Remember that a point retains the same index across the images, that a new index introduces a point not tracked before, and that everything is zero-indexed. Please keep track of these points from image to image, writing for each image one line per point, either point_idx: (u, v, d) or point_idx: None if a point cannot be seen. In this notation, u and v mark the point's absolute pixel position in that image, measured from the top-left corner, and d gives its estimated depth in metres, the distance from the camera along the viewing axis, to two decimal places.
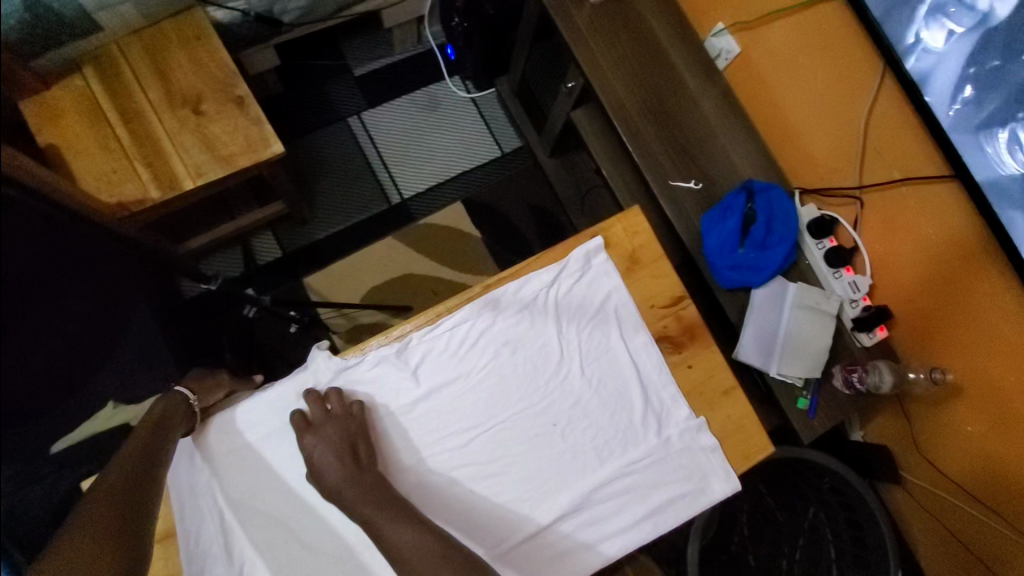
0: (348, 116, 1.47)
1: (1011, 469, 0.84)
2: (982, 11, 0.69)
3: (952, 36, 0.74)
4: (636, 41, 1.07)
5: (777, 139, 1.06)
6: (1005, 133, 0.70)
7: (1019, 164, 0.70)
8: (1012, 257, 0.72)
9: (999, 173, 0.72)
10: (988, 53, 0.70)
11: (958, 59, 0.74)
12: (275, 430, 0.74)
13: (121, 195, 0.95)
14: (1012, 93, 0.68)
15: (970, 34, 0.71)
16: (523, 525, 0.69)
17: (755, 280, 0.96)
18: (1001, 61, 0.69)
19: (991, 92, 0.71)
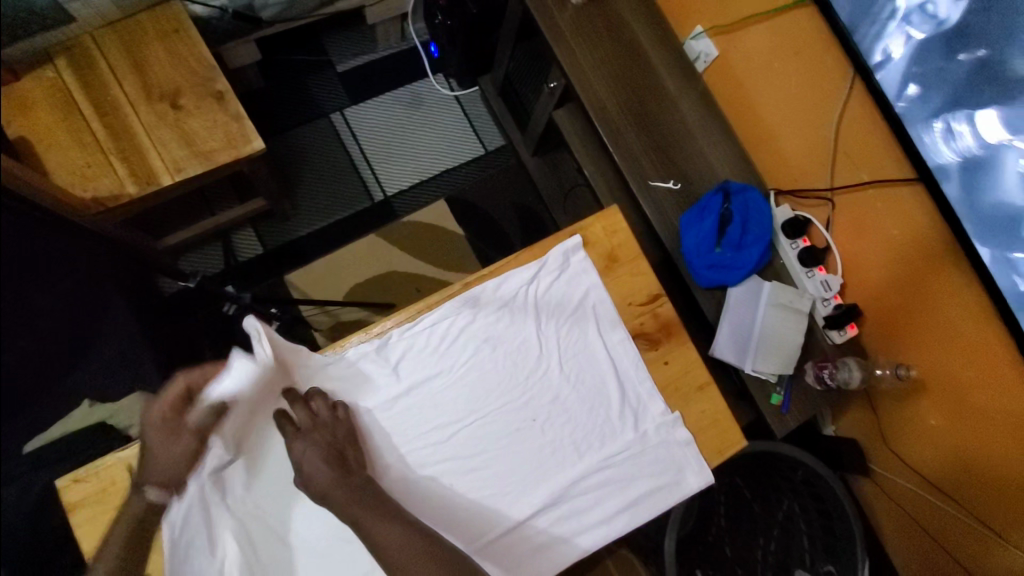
0: (331, 112, 1.47)
1: (972, 460, 0.88)
2: (931, 13, 0.73)
3: (906, 37, 0.77)
4: (617, 43, 1.09)
5: (754, 141, 1.09)
6: (944, 128, 0.75)
7: (954, 153, 0.75)
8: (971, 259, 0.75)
9: (937, 161, 0.78)
10: (932, 54, 0.74)
11: (906, 58, 0.78)
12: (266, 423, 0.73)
13: (96, 190, 0.94)
14: (952, 90, 0.73)
15: (920, 35, 0.75)
16: (502, 518, 0.70)
17: (730, 279, 0.98)
18: (944, 61, 0.73)
19: (934, 89, 0.75)
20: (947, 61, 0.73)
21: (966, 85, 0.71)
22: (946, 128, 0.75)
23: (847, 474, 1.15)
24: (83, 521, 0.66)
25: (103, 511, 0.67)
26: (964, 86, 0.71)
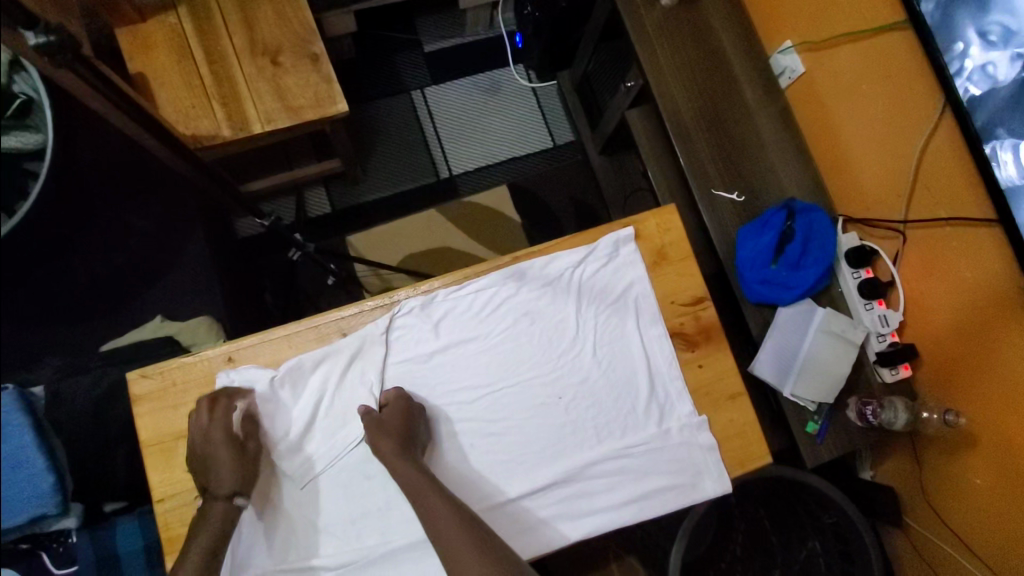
0: (412, 88, 1.53)
1: (1012, 525, 0.83)
2: (999, 45, 0.72)
3: (977, 62, 0.76)
4: (700, 49, 1.08)
5: (827, 164, 1.06)
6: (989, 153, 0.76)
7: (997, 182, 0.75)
8: None
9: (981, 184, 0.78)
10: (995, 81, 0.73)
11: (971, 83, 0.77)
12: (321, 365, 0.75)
13: (196, 129, 1.03)
14: (1001, 116, 0.73)
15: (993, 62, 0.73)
16: (519, 485, 0.73)
17: (783, 298, 0.96)
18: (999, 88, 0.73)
19: (984, 114, 0.76)
20: (1012, 110, 0.71)
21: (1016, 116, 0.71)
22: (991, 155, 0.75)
23: (878, 522, 1.11)
24: (146, 414, 0.73)
25: (164, 407, 0.74)
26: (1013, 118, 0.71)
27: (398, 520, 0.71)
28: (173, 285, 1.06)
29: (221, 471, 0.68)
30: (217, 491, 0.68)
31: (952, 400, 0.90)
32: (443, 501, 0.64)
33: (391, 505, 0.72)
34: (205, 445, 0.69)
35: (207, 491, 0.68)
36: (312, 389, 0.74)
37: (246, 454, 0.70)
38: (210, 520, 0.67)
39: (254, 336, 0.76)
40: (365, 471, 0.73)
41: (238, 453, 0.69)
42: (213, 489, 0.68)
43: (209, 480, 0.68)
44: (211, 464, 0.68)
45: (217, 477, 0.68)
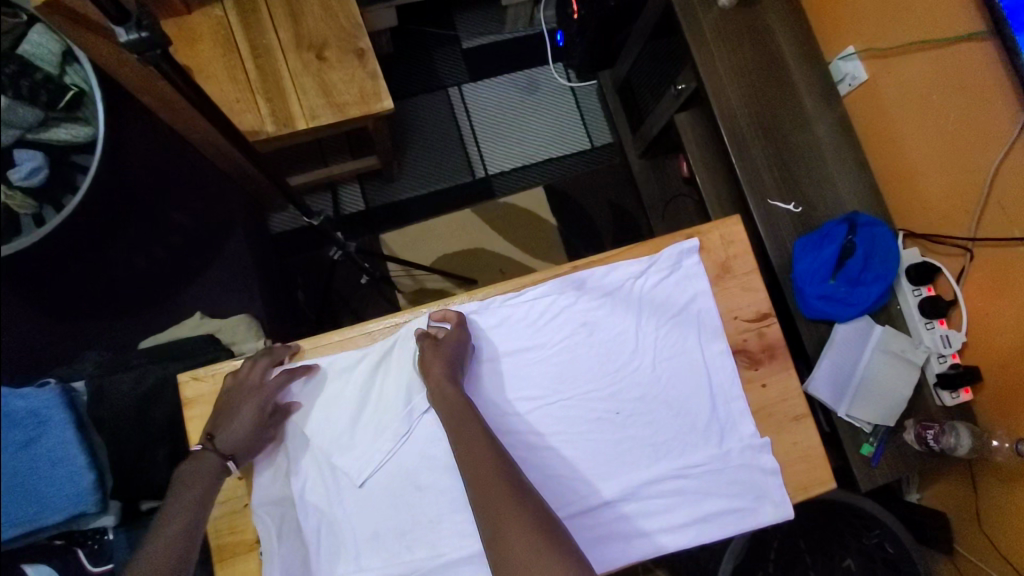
0: (449, 85, 1.51)
1: None
2: None
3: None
4: (758, 53, 1.05)
5: (888, 175, 1.02)
6: None
7: None
8: None
9: None
10: None
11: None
12: (372, 374, 0.73)
13: (241, 124, 1.01)
14: None
15: None
16: (578, 499, 0.70)
17: (841, 315, 0.93)
18: None
19: None
20: None
21: None
22: None
23: (926, 548, 1.08)
24: (194, 417, 0.71)
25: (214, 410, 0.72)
26: None
27: (447, 534, 0.68)
28: (212, 281, 1.04)
29: (236, 428, 0.67)
30: (221, 445, 0.66)
31: (1016, 427, 0.87)
32: (510, 488, 0.60)
33: (442, 519, 0.68)
34: (234, 397, 0.68)
35: (211, 439, 0.67)
36: (358, 385, 0.72)
37: (265, 428, 0.68)
38: (200, 471, 0.65)
39: (310, 339, 0.75)
40: (417, 483, 0.70)
41: (260, 421, 0.68)
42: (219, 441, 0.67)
43: (220, 429, 0.67)
44: (232, 416, 0.67)
45: (228, 431, 0.66)
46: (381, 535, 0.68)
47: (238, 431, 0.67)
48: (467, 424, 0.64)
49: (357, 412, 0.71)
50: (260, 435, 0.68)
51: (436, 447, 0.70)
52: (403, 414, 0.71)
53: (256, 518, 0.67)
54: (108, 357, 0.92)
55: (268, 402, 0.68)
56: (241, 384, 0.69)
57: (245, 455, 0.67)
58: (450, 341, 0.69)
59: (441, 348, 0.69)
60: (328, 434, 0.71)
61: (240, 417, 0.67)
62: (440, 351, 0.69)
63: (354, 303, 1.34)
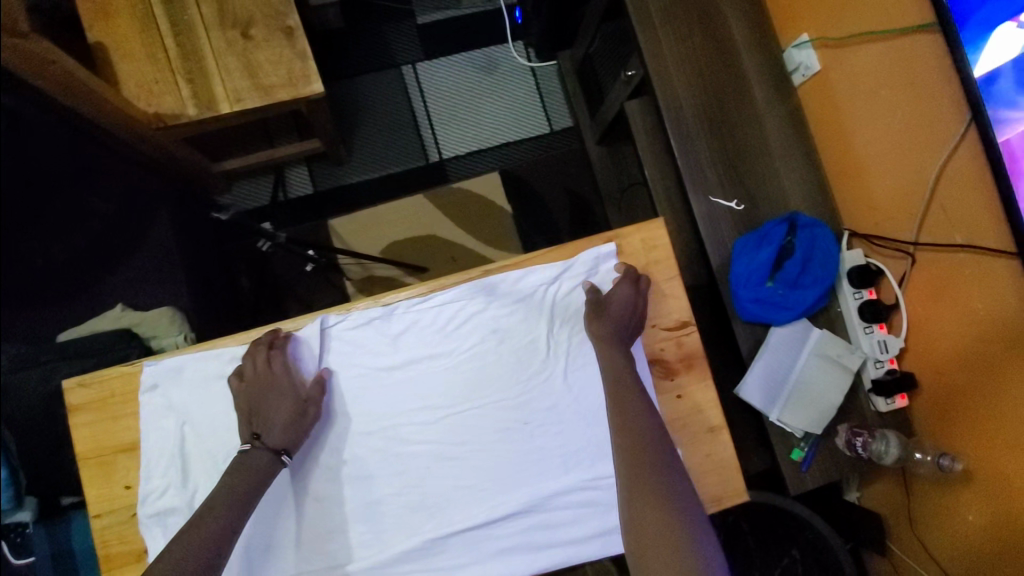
0: (402, 63, 1.44)
1: (993, 562, 0.82)
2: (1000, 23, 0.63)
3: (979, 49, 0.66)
4: (708, 39, 0.99)
5: (837, 172, 0.98)
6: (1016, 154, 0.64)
7: None
8: None
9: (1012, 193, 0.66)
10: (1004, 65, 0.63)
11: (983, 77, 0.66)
12: (384, 357, 0.70)
13: (159, 106, 0.96)
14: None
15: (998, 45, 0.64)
16: (479, 516, 0.68)
17: (775, 318, 0.90)
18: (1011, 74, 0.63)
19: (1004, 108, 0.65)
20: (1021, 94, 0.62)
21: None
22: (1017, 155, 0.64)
23: (859, 545, 1.09)
24: (83, 425, 0.65)
25: (104, 418, 0.66)
26: None
27: (354, 542, 0.67)
28: (135, 272, 1.00)
29: (275, 422, 0.65)
30: (269, 440, 0.65)
31: (949, 437, 0.87)
32: None
33: (339, 530, 0.68)
34: (254, 394, 0.66)
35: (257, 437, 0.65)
36: (453, 355, 0.71)
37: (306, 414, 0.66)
38: (250, 468, 0.64)
39: (202, 344, 0.69)
40: (313, 492, 0.69)
41: (295, 408, 0.66)
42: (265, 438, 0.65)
43: (263, 427, 0.66)
44: (265, 411, 0.66)
45: (271, 425, 0.65)
46: (280, 544, 0.68)
47: (276, 424, 0.65)
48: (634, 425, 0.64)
49: (423, 387, 0.70)
50: (304, 422, 0.66)
51: (337, 456, 0.69)
52: (350, 412, 0.70)
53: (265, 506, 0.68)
54: (19, 352, 0.88)
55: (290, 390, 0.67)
56: (250, 384, 0.66)
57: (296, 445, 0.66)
58: (611, 315, 0.68)
59: (606, 316, 0.69)
60: (218, 441, 0.66)
61: (268, 411, 0.66)
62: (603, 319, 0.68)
63: (300, 290, 1.32)
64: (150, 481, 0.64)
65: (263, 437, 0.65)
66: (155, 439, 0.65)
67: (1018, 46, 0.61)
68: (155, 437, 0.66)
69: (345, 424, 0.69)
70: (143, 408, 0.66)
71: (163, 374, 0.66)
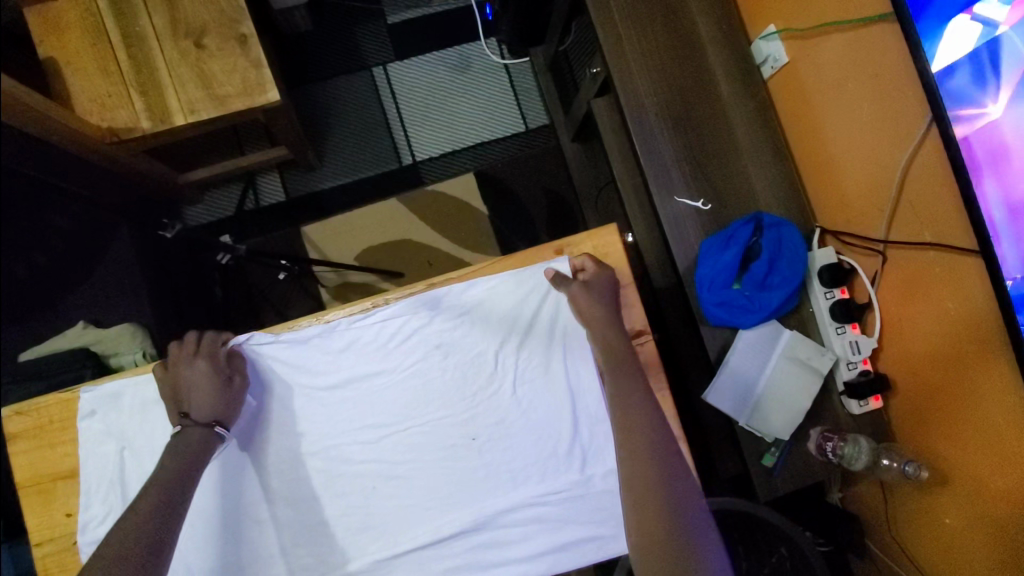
0: (373, 65, 1.42)
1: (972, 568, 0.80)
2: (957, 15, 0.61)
3: (937, 40, 0.64)
4: (673, 33, 0.96)
5: (810, 167, 0.95)
6: (974, 149, 0.63)
7: (992, 190, 0.62)
8: (1016, 346, 0.63)
9: (972, 190, 0.64)
10: (962, 58, 0.61)
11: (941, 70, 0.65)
12: (329, 373, 0.71)
13: (112, 120, 0.94)
14: (985, 100, 0.60)
15: (956, 37, 0.62)
16: (424, 533, 0.70)
17: (742, 321, 0.88)
18: (970, 67, 0.61)
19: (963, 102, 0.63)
20: (981, 89, 0.60)
21: (997, 94, 0.58)
22: (975, 151, 0.63)
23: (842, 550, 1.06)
24: (20, 453, 0.67)
25: (41, 446, 0.68)
26: (1000, 98, 0.58)
27: (309, 561, 0.70)
28: (97, 288, 0.99)
29: (200, 398, 0.66)
30: (199, 416, 0.66)
31: (925, 441, 0.84)
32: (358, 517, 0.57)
33: (287, 552, 0.70)
34: (183, 378, 0.67)
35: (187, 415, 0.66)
36: (399, 369, 0.72)
37: (232, 386, 0.68)
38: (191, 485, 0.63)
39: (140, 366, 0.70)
40: (258, 515, 0.71)
41: (220, 381, 0.67)
42: (194, 414, 0.66)
43: (189, 405, 0.66)
44: (191, 390, 0.66)
45: (196, 401, 0.66)
46: (226, 566, 0.70)
47: (201, 397, 0.66)
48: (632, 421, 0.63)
49: (372, 403, 0.71)
50: (231, 392, 0.67)
51: (281, 479, 0.71)
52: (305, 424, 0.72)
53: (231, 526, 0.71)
54: None
55: (215, 367, 0.67)
56: (176, 367, 0.68)
57: (229, 417, 0.67)
58: (588, 308, 0.67)
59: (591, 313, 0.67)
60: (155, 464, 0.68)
61: (193, 390, 0.66)
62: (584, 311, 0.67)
63: (274, 299, 1.31)
64: (91, 506, 0.67)
65: (193, 415, 0.66)
66: (95, 464, 0.67)
67: (973, 37, 0.60)
68: (95, 463, 0.68)
69: (287, 445, 0.72)
70: (83, 435, 0.68)
71: (100, 400, 0.68)
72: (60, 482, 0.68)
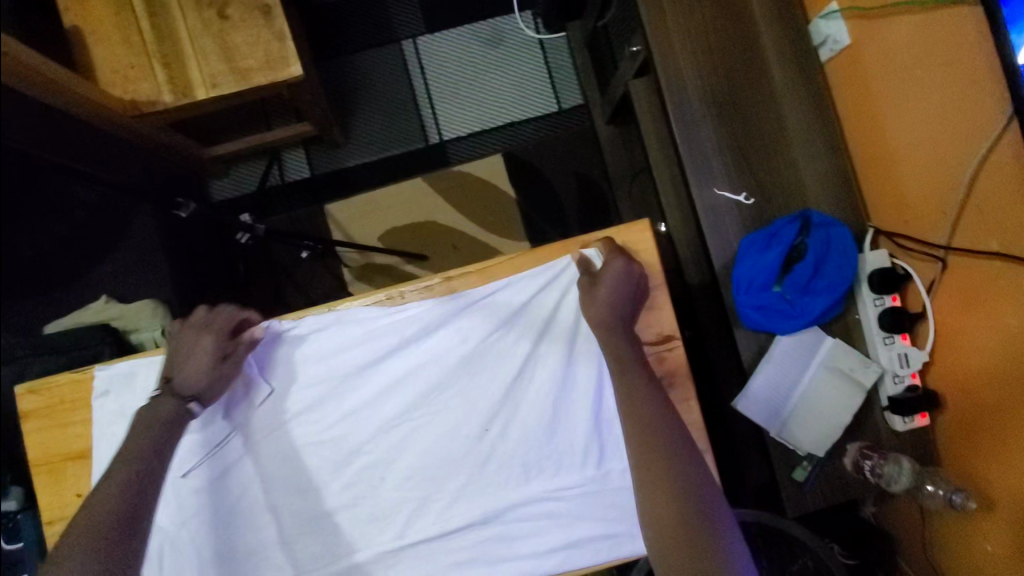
0: (403, 38, 1.37)
1: None
2: None
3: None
4: (723, 10, 0.88)
5: (867, 160, 0.87)
6: None
7: None
8: None
9: None
10: None
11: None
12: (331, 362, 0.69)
13: (135, 92, 0.93)
14: None
15: None
16: (428, 524, 0.68)
17: (782, 327, 0.82)
18: None
19: None
20: None
21: None
22: None
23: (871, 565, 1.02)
24: (34, 431, 0.68)
25: (53, 425, 0.68)
26: None
27: (311, 547, 0.69)
28: (118, 263, 0.99)
29: (190, 370, 0.64)
30: (181, 385, 0.64)
31: (971, 461, 0.78)
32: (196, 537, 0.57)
33: (292, 540, 0.69)
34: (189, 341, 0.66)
35: (170, 380, 0.65)
36: (410, 357, 0.69)
37: (225, 369, 0.66)
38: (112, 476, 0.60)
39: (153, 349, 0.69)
40: (261, 503, 0.70)
41: (218, 359, 0.65)
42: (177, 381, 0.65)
43: (178, 370, 0.65)
44: (189, 358, 0.65)
45: (185, 370, 0.64)
46: (253, 551, 0.70)
47: (179, 375, 0.65)
48: (647, 420, 0.60)
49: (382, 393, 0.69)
50: (220, 374, 0.66)
51: (289, 467, 0.70)
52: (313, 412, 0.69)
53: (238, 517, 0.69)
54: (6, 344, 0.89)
55: (221, 346, 0.66)
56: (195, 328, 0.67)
57: (207, 396, 0.65)
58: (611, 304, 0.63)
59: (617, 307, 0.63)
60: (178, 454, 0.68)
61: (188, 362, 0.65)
62: (600, 309, 0.63)
63: (298, 277, 1.30)
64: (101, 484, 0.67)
65: (174, 381, 0.65)
66: (105, 445, 0.67)
67: None
68: (106, 443, 0.68)
69: (294, 436, 0.69)
70: (95, 415, 0.68)
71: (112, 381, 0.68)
72: (75, 462, 0.68)
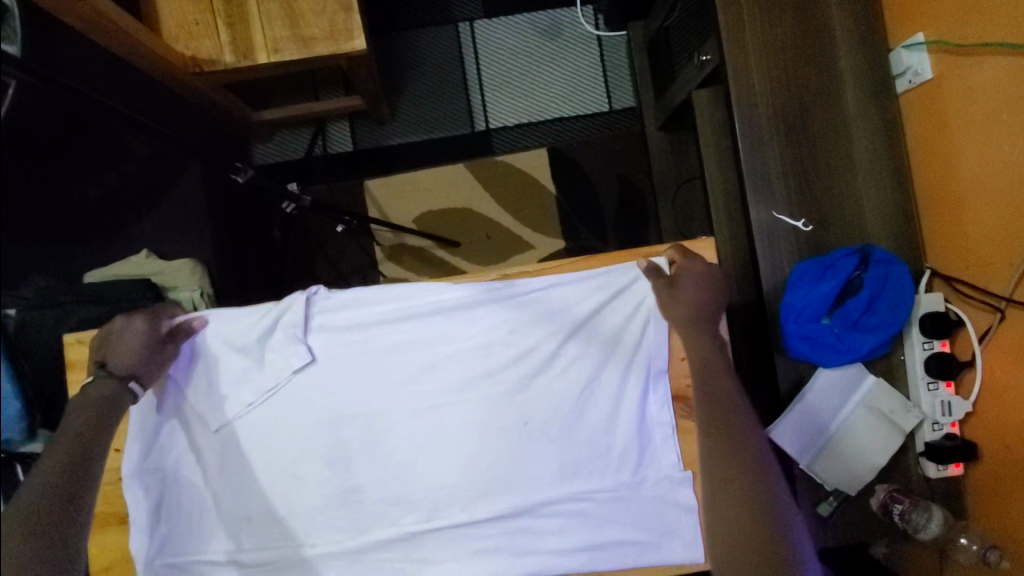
0: (460, 19, 1.34)
1: None
2: None
3: None
4: (804, 28, 0.86)
5: (934, 199, 0.85)
6: None
7: None
8: None
9: None
10: None
11: None
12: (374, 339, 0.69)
13: (196, 49, 0.92)
14: None
15: None
16: (457, 511, 0.69)
17: (828, 361, 0.80)
18: None
19: None
20: None
21: None
22: None
23: None
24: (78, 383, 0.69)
25: None
26: None
27: (338, 520, 0.70)
28: (161, 219, 0.99)
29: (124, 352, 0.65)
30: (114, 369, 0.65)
31: (1006, 521, 0.76)
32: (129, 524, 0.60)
33: (318, 512, 0.70)
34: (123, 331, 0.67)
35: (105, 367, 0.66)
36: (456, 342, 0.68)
37: (160, 354, 0.67)
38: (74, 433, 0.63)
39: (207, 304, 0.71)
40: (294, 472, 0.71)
41: (152, 344, 0.66)
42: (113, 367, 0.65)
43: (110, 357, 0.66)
44: (121, 343, 0.66)
45: (121, 357, 0.65)
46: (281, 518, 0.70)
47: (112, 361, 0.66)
48: (730, 422, 0.60)
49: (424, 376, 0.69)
50: (158, 357, 0.66)
51: (324, 443, 0.70)
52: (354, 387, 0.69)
53: (269, 484, 0.71)
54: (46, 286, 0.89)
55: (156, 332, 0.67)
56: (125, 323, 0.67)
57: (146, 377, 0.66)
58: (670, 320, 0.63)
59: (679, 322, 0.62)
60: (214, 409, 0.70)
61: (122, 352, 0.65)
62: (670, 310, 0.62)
63: (331, 249, 1.30)
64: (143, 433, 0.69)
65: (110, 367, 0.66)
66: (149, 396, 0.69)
67: None
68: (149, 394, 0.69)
69: (334, 409, 0.70)
70: None
71: None
72: None
